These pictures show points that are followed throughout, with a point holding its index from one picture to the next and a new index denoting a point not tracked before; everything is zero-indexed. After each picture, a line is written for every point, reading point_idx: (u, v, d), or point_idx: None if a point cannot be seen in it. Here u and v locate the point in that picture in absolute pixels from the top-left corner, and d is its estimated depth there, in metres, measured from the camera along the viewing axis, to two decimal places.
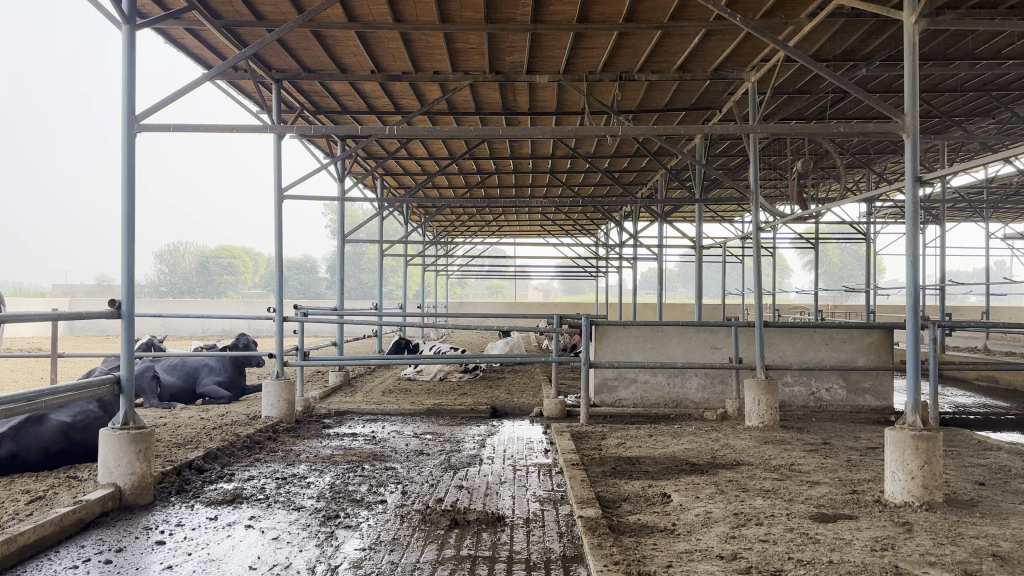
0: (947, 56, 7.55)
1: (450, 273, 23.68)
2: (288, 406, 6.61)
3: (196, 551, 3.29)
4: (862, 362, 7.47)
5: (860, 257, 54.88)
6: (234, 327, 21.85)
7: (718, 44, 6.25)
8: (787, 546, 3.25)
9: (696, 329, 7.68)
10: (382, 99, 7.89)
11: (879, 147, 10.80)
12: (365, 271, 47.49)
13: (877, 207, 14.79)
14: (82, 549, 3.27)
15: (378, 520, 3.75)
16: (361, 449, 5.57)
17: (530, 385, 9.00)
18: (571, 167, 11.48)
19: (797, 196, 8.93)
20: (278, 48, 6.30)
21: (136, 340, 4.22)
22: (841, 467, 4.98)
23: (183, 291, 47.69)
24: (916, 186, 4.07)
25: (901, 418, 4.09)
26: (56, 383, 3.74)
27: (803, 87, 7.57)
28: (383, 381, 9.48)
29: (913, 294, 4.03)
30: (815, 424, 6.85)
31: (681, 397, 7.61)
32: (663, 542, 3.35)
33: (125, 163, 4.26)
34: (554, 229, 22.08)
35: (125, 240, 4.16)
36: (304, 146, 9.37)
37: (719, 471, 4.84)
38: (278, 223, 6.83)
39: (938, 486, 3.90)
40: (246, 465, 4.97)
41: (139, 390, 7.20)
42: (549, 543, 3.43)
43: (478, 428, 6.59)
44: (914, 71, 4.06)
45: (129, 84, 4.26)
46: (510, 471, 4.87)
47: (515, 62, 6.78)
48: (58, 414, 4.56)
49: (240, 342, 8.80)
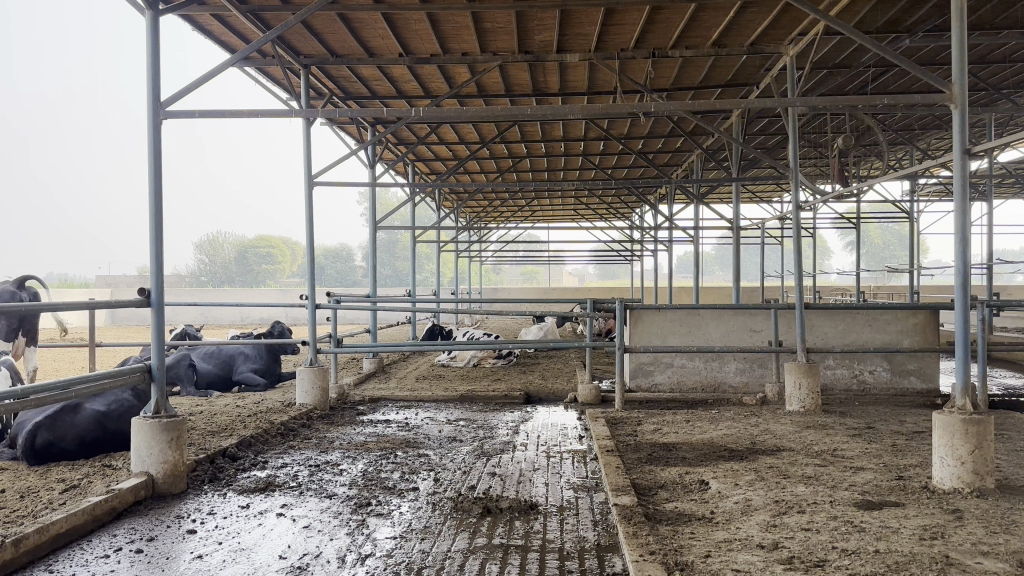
0: (995, 25, 7.26)
1: (484, 260, 23.68)
2: (322, 394, 6.59)
3: (227, 540, 3.27)
4: (907, 343, 7.26)
5: (901, 236, 53.80)
6: (272, 315, 22.11)
7: (754, 17, 6.06)
8: (831, 536, 3.12)
9: (735, 312, 7.52)
10: (410, 82, 7.81)
11: (923, 121, 10.46)
12: (399, 259, 47.78)
13: (921, 184, 14.40)
14: (113, 538, 3.27)
15: (410, 507, 3.71)
16: (394, 435, 5.54)
17: (565, 371, 8.92)
18: (604, 148, 11.33)
19: (838, 174, 8.68)
20: (305, 33, 6.26)
21: (166, 329, 4.21)
22: (886, 452, 4.82)
23: (222, 281, 48.37)
24: (965, 159, 3.88)
25: (950, 403, 3.92)
26: (87, 371, 3.73)
27: (844, 61, 7.33)
28: (418, 368, 9.47)
29: (962, 272, 3.86)
30: (858, 408, 6.66)
31: (718, 382, 7.47)
32: (701, 531, 3.25)
33: (152, 151, 4.25)
34: (589, 214, 21.94)
35: (153, 226, 4.15)
36: (334, 132, 9.35)
37: (758, 457, 4.71)
38: (309, 209, 6.81)
39: (989, 472, 3.74)
40: (280, 453, 4.96)
41: (175, 378, 7.26)
42: (584, 532, 3.34)
43: (512, 414, 6.51)
44: (963, 38, 3.85)
45: (154, 70, 4.24)
46: (544, 457, 4.79)
47: (545, 40, 6.66)
48: (93, 403, 4.59)
49: (275, 330, 8.83)
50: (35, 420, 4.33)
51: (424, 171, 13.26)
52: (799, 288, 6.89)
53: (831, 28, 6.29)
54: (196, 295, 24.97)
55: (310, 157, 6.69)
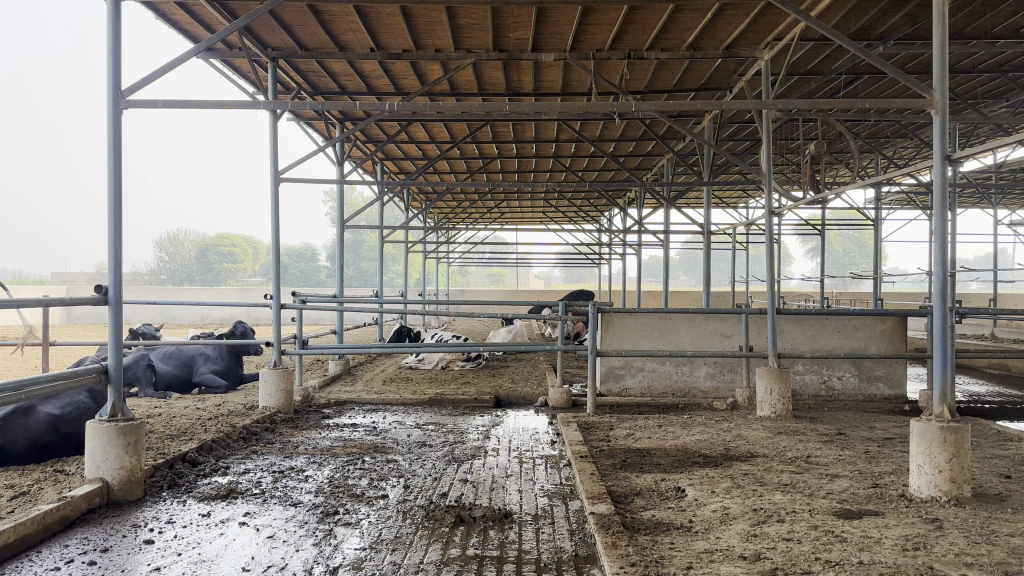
0: (964, 35, 7.32)
1: (451, 261, 23.58)
2: (286, 397, 6.40)
3: (186, 550, 3.10)
4: (875, 350, 7.30)
5: (862, 244, 54.71)
6: (234, 314, 21.69)
7: (731, 20, 6.03)
8: (813, 546, 3.06)
9: (706, 316, 7.48)
10: (381, 78, 7.66)
11: (891, 130, 10.57)
12: (365, 259, 47.44)
13: (886, 192, 14.60)
14: (65, 549, 3.09)
15: (379, 516, 3.57)
16: (361, 440, 5.39)
17: (534, 373, 8.82)
18: (575, 150, 11.30)
19: (809, 179, 8.71)
20: (273, 24, 6.08)
21: (124, 329, 4.01)
22: (860, 459, 4.79)
23: (182, 280, 47.50)
24: (945, 166, 3.85)
25: (927, 410, 3.89)
26: (46, 372, 3.55)
27: (816, 68, 7.35)
28: (385, 370, 9.32)
29: (940, 279, 3.83)
30: (828, 414, 6.66)
31: (689, 386, 7.43)
32: (681, 541, 3.17)
33: (112, 142, 4.05)
34: (557, 216, 21.96)
35: (112, 222, 3.96)
36: (301, 128, 9.15)
37: (734, 464, 4.65)
38: (275, 207, 6.62)
39: (966, 481, 3.71)
40: (242, 458, 4.78)
41: (133, 379, 7.02)
42: (560, 542, 3.24)
43: (482, 418, 6.39)
44: (943, 45, 3.82)
45: (116, 58, 4.05)
46: (516, 464, 4.68)
47: (521, 38, 6.56)
48: (47, 406, 4.40)
49: (238, 331, 8.60)
50: None
51: (393, 170, 13.10)
52: (770, 293, 6.87)
53: (806, 33, 6.29)
54: (157, 294, 24.45)
55: (277, 152, 6.51)
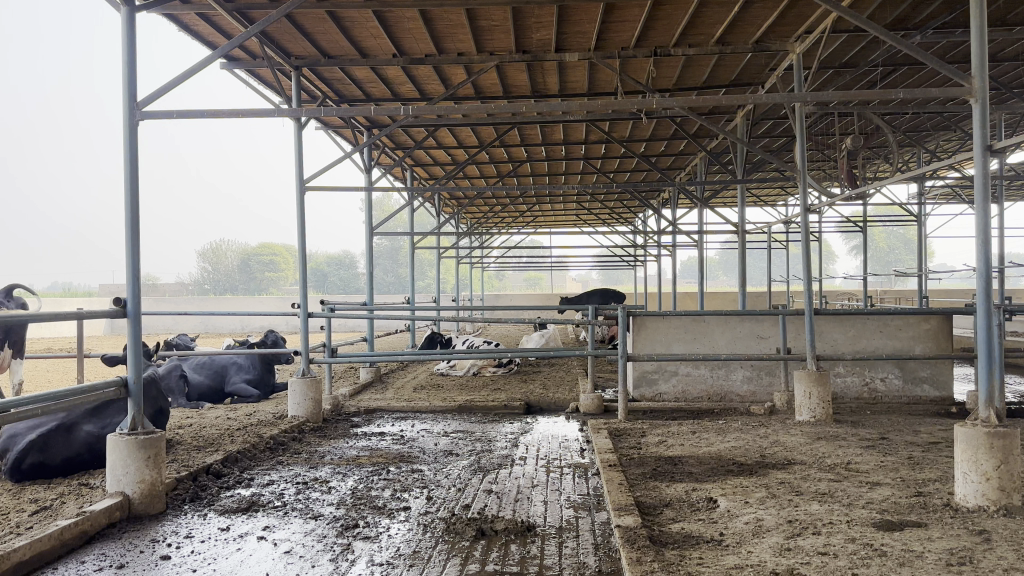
0: (1008, 22, 7.04)
1: (486, 267, 23.57)
2: (315, 406, 6.37)
3: (202, 567, 3.04)
4: (920, 350, 7.04)
5: (907, 240, 53.58)
6: (273, 323, 21.90)
7: (760, 13, 5.86)
8: (851, 561, 2.90)
9: (741, 318, 7.28)
10: (406, 84, 7.63)
11: (933, 122, 10.25)
12: (402, 266, 47.81)
13: (929, 187, 14.20)
14: (81, 565, 3.05)
15: (400, 530, 3.49)
16: (388, 449, 5.33)
17: (566, 379, 8.68)
18: (606, 152, 11.16)
19: (847, 175, 8.45)
20: (293, 31, 6.05)
21: (144, 341, 3.99)
22: (904, 466, 4.58)
23: (224, 290, 48.26)
24: (987, 157, 3.64)
25: (973, 415, 3.70)
26: (92, 382, 3.66)
27: (851, 60, 7.14)
28: (416, 377, 9.27)
29: (983, 276, 3.63)
30: (870, 418, 6.41)
31: (725, 391, 7.24)
32: (711, 555, 3.03)
33: (128, 154, 4.05)
34: (591, 219, 21.86)
35: (130, 235, 3.94)
36: (329, 136, 9.16)
37: (769, 472, 4.48)
38: (301, 215, 6.60)
39: (1016, 489, 3.50)
40: (267, 469, 4.75)
41: (166, 389, 7.08)
42: (584, 557, 3.12)
43: (511, 426, 6.28)
44: (982, 29, 3.61)
45: (130, 69, 4.04)
46: (544, 473, 4.57)
47: (544, 38, 6.46)
48: (88, 424, 4.43)
49: (269, 341, 8.61)
50: (30, 438, 4.16)
51: (422, 175, 13.07)
52: (807, 292, 6.63)
53: (839, 25, 6.09)
54: (195, 303, 24.89)
55: (302, 161, 6.49)
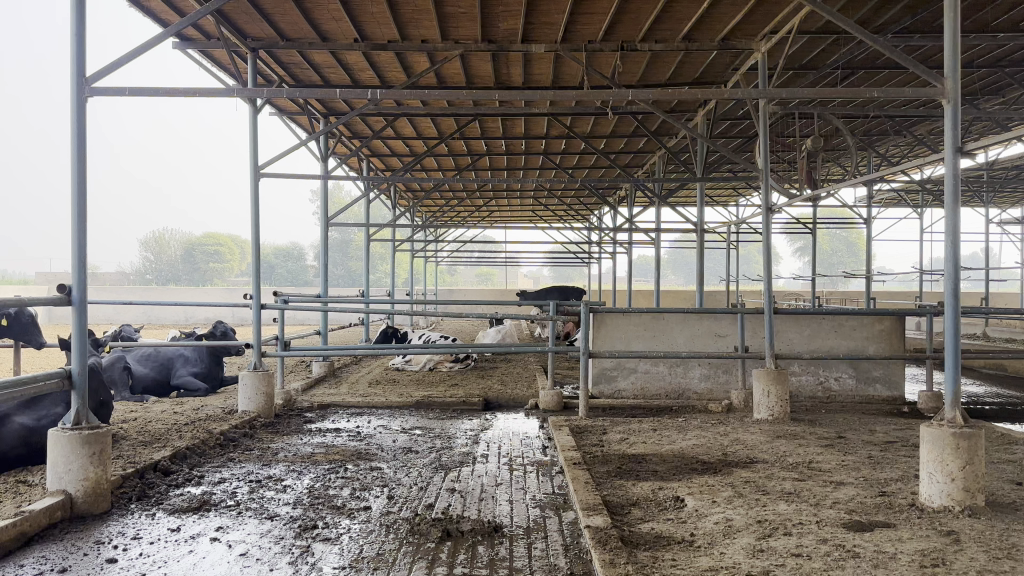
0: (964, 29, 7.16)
1: (440, 261, 23.40)
2: (267, 400, 6.15)
3: (152, 571, 2.86)
4: (873, 350, 7.14)
5: (850, 243, 54.99)
6: (220, 314, 21.40)
7: (729, 11, 5.84)
8: (825, 563, 2.86)
9: (700, 316, 7.29)
10: (366, 70, 7.44)
11: (885, 126, 10.43)
12: (352, 259, 47.23)
13: (876, 192, 14.49)
14: (19, 569, 2.84)
15: (361, 531, 3.35)
16: (345, 446, 5.16)
17: (524, 375, 8.59)
18: (565, 147, 11.13)
19: (805, 175, 8.53)
20: (250, 10, 5.83)
21: (90, 331, 3.76)
22: (864, 465, 4.61)
23: (168, 280, 47.05)
24: (957, 158, 3.65)
25: (938, 415, 3.71)
26: (31, 373, 3.42)
27: (813, 61, 7.20)
28: (371, 372, 9.08)
29: (952, 278, 3.64)
30: (827, 417, 6.46)
31: (683, 388, 7.25)
32: (683, 557, 2.97)
33: (76, 133, 3.81)
34: (546, 216, 21.91)
35: (76, 218, 3.71)
36: (284, 122, 8.90)
37: (734, 471, 4.45)
38: (255, 202, 6.37)
39: (980, 489, 3.52)
40: (218, 466, 4.54)
41: (108, 381, 6.81)
42: (554, 559, 3.03)
43: (470, 422, 6.16)
44: (954, 30, 3.62)
45: (80, 42, 3.81)
46: (506, 471, 4.47)
47: (511, 28, 6.35)
48: (21, 416, 4.16)
49: (219, 331, 8.35)
50: None
51: (378, 166, 12.85)
52: (766, 291, 6.64)
53: (805, 23, 6.12)
54: (138, 293, 24.18)
55: (258, 146, 6.28)
